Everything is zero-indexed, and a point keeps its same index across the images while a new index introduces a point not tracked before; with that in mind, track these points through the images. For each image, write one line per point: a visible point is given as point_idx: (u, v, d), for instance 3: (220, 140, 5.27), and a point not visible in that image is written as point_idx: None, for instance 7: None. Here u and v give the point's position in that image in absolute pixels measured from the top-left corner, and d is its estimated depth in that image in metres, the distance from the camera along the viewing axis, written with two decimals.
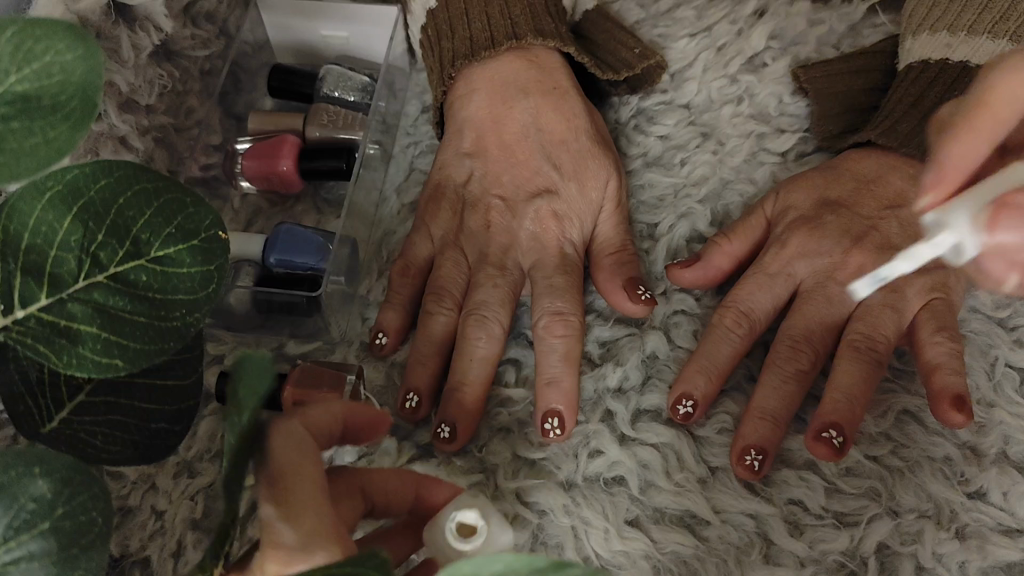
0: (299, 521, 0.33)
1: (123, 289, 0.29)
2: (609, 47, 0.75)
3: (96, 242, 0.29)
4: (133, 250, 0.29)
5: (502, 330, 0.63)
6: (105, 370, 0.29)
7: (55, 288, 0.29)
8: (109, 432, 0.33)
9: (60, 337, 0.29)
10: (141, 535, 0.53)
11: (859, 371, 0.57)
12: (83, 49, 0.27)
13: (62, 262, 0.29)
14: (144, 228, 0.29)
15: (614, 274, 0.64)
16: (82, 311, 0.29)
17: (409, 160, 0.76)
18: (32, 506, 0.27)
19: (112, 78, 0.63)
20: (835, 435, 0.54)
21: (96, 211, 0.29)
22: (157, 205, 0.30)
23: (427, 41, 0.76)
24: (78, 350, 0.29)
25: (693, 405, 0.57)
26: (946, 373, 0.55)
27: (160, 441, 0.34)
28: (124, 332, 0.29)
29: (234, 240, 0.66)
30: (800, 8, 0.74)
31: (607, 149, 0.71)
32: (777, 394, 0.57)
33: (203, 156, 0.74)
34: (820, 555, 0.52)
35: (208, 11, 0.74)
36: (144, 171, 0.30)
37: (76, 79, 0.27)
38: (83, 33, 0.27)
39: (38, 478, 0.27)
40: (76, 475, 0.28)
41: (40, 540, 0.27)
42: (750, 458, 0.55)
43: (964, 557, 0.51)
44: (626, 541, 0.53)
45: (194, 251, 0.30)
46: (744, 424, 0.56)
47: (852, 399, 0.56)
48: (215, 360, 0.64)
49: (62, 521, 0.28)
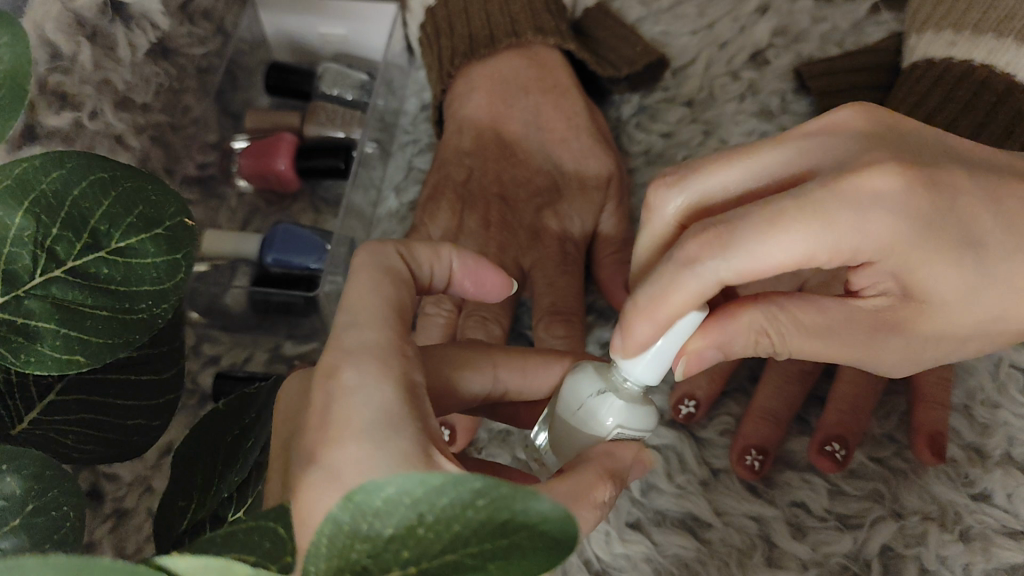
0: (367, 329, 0.34)
1: (83, 282, 0.29)
2: (610, 45, 0.74)
3: (52, 235, 0.28)
4: (92, 241, 0.28)
5: (503, 332, 0.63)
6: (65, 367, 0.28)
7: (11, 287, 0.27)
8: (83, 431, 0.33)
9: (17, 336, 0.27)
10: (136, 538, 0.52)
11: (862, 379, 0.56)
12: (10, 35, 0.26)
13: (17, 257, 0.27)
14: (102, 219, 0.29)
15: (617, 274, 0.65)
16: (41, 307, 0.28)
17: (408, 159, 0.76)
18: (4, 504, 0.26)
19: (109, 76, 0.61)
20: (839, 449, 0.54)
21: (48, 204, 0.28)
22: (115, 195, 0.29)
23: (427, 39, 0.75)
24: (37, 348, 0.28)
25: (695, 405, 0.58)
26: (928, 409, 0.54)
27: (136, 436, 0.35)
28: (87, 326, 0.29)
29: (229, 239, 0.65)
30: (803, 4, 0.73)
31: (609, 147, 0.70)
32: (779, 395, 0.57)
33: (200, 155, 0.73)
34: (822, 558, 0.51)
35: (205, 9, 0.73)
36: (95, 160, 0.29)
37: (5, 67, 0.26)
38: (9, 19, 0.27)
39: (7, 475, 0.26)
40: (47, 470, 0.27)
41: (11, 538, 0.26)
42: (750, 458, 0.55)
43: (969, 559, 0.50)
44: (626, 544, 0.52)
45: (158, 241, 0.30)
46: (744, 424, 0.56)
47: (855, 415, 0.55)
48: (212, 361, 0.64)
49: (34, 517, 0.27)
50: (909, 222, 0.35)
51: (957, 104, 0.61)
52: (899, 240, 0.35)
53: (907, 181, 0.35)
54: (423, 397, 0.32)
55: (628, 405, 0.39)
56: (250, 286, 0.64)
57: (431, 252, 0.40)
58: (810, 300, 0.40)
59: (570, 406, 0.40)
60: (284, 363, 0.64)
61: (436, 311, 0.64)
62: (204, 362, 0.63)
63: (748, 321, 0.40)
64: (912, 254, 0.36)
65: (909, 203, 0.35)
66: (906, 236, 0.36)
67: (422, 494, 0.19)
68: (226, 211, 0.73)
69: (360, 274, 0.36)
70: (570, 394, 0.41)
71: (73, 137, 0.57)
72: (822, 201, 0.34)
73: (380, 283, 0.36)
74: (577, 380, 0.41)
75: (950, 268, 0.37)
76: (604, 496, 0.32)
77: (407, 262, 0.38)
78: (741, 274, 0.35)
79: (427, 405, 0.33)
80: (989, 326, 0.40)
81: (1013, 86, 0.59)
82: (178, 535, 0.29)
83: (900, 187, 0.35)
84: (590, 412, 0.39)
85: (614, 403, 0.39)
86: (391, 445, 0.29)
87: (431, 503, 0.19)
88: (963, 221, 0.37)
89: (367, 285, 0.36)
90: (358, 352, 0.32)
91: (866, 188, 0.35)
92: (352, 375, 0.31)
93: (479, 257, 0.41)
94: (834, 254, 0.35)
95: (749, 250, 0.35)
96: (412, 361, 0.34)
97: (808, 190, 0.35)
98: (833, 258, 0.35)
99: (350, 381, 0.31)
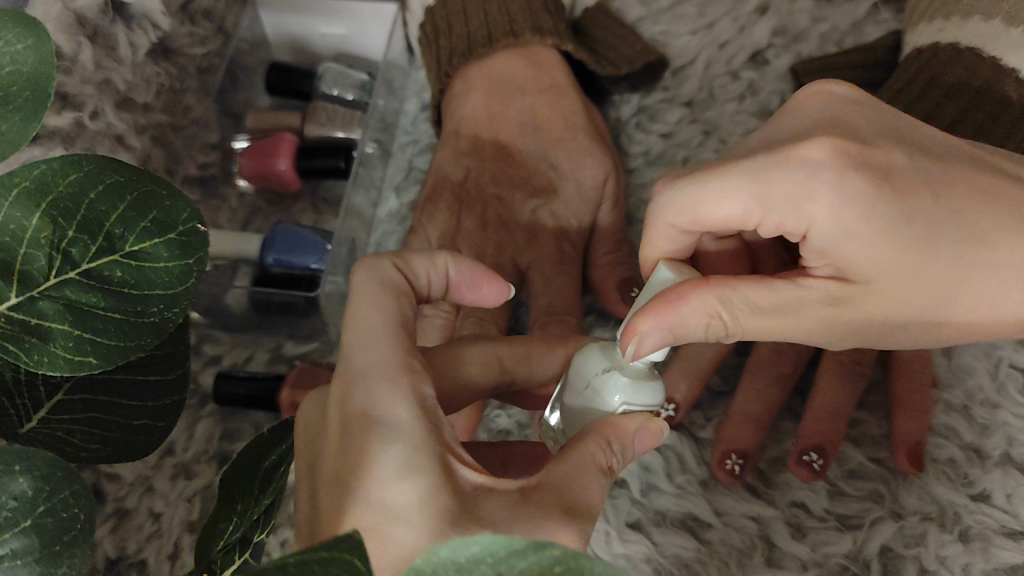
0: (370, 351, 0.34)
1: (97, 285, 0.31)
2: (609, 44, 0.74)
3: (67, 238, 0.30)
4: (107, 244, 0.31)
5: (501, 332, 0.63)
6: (77, 367, 0.30)
7: (27, 288, 0.29)
8: (90, 430, 0.35)
9: (29, 335, 0.29)
10: (137, 538, 0.53)
11: (841, 388, 0.56)
12: (33, 39, 0.29)
13: (33, 258, 0.29)
14: (117, 223, 0.31)
15: (612, 270, 0.65)
16: (53, 310, 0.30)
17: (408, 159, 0.76)
18: (14, 504, 0.28)
19: (110, 76, 0.61)
20: (817, 458, 0.54)
21: (66, 207, 0.30)
22: (130, 199, 0.31)
23: (426, 39, 0.75)
24: (50, 349, 0.30)
25: (675, 409, 0.57)
26: (907, 420, 0.55)
27: (141, 436, 0.37)
28: (98, 328, 0.31)
29: (230, 239, 0.65)
30: (803, 4, 0.72)
31: (606, 146, 0.70)
32: (760, 399, 0.57)
33: (201, 155, 0.74)
34: (822, 558, 0.51)
35: (206, 9, 0.73)
36: (115, 165, 0.31)
37: (27, 68, 0.29)
38: (30, 21, 0.29)
39: (19, 476, 0.28)
40: (55, 471, 0.29)
41: (23, 538, 0.28)
42: (731, 463, 0.55)
43: (968, 559, 0.50)
44: (626, 543, 0.52)
45: (171, 244, 0.32)
46: (728, 428, 0.56)
47: (834, 421, 0.56)
48: (213, 361, 0.64)
49: (44, 518, 0.28)
50: (845, 196, 0.37)
51: (940, 92, 0.62)
52: (835, 210, 0.37)
53: (846, 160, 0.37)
54: (439, 410, 0.34)
55: (633, 383, 0.39)
56: (251, 286, 0.64)
57: (426, 262, 0.40)
58: (766, 282, 0.40)
59: (577, 386, 0.40)
60: (286, 363, 0.64)
61: (434, 311, 0.63)
62: (205, 363, 0.63)
63: (705, 298, 0.39)
64: (853, 231, 0.37)
65: (846, 179, 0.37)
66: (843, 205, 0.37)
67: (503, 555, 0.21)
68: (227, 210, 0.73)
69: (361, 290, 0.37)
70: (578, 372, 0.41)
71: (74, 138, 0.57)
72: (760, 168, 0.38)
73: (378, 301, 0.36)
74: (585, 358, 0.41)
75: (898, 249, 0.37)
76: (606, 461, 0.33)
77: (405, 274, 0.39)
78: (684, 216, 0.40)
79: (442, 419, 0.34)
80: (937, 314, 0.40)
81: (997, 71, 0.58)
82: (214, 554, 0.31)
83: (837, 159, 0.37)
84: (596, 393, 0.39)
85: (617, 382, 0.39)
86: (421, 481, 0.30)
87: (511, 564, 0.20)
88: (913, 202, 0.38)
89: (369, 305, 0.36)
90: (363, 375, 0.33)
91: (802, 156, 0.38)
92: (357, 397, 0.33)
93: (475, 265, 0.41)
94: (770, 218, 0.38)
95: (689, 195, 0.40)
96: (421, 376, 0.34)
97: (749, 160, 0.39)
98: (766, 221, 0.38)
99: (362, 410, 0.32)
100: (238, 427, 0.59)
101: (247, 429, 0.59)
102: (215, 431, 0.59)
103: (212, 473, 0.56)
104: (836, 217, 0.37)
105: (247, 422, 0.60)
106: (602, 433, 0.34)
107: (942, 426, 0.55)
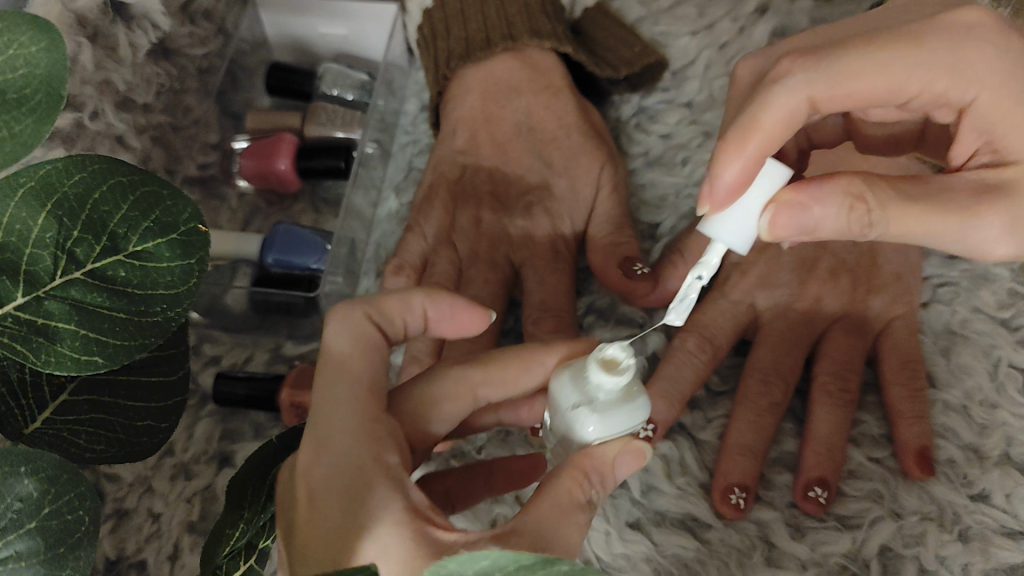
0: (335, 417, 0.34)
1: (102, 285, 0.31)
2: (609, 46, 0.74)
3: (72, 237, 0.30)
4: (110, 245, 0.31)
5: (492, 326, 0.63)
6: (84, 367, 0.31)
7: (32, 287, 0.29)
8: (93, 430, 0.36)
9: (37, 335, 0.30)
10: (137, 538, 0.53)
11: (834, 418, 0.55)
12: (47, 41, 0.29)
13: (38, 258, 0.30)
14: (121, 223, 0.31)
15: (610, 257, 0.64)
16: (60, 308, 0.30)
17: (408, 159, 0.76)
18: (19, 506, 0.29)
19: (110, 76, 0.62)
20: (822, 492, 0.53)
21: (70, 207, 0.30)
22: (133, 199, 0.32)
23: (423, 41, 0.75)
24: (57, 349, 0.30)
25: (653, 429, 0.55)
26: (908, 424, 0.55)
27: (144, 437, 0.37)
28: (104, 329, 0.31)
29: (230, 240, 0.65)
30: (803, 5, 0.72)
31: (602, 144, 0.70)
32: (753, 428, 0.56)
33: (201, 155, 0.74)
34: (822, 558, 0.51)
35: (206, 9, 0.73)
36: (119, 165, 0.32)
37: (42, 71, 0.29)
38: (46, 25, 0.29)
39: (25, 478, 0.29)
40: (63, 474, 0.30)
41: (28, 540, 0.29)
42: (734, 497, 0.53)
43: (968, 560, 0.50)
44: (627, 543, 0.52)
45: (173, 244, 0.33)
46: (722, 463, 0.55)
47: (828, 444, 0.55)
48: (213, 361, 0.64)
49: (48, 520, 0.29)
50: (996, 56, 0.40)
51: None
52: (998, 75, 0.40)
53: (998, 27, 0.41)
54: (405, 475, 0.34)
55: (603, 417, 0.37)
56: (251, 286, 0.64)
57: (400, 305, 0.39)
58: (919, 181, 0.40)
59: (556, 414, 0.39)
60: (286, 363, 0.64)
61: None
62: (205, 363, 0.63)
63: (845, 183, 0.37)
64: (1009, 98, 0.40)
65: (999, 41, 0.40)
66: (1003, 73, 0.40)
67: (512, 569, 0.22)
68: (226, 210, 0.73)
69: (326, 348, 0.36)
70: (556, 399, 0.39)
71: (74, 138, 0.57)
72: (918, 34, 0.40)
73: (343, 361, 0.36)
74: (558, 386, 0.39)
75: None
76: (584, 497, 0.34)
77: (375, 322, 0.38)
78: (835, 94, 0.39)
79: (412, 483, 0.34)
80: None
81: None
82: (220, 559, 0.33)
83: (989, 22, 0.41)
84: (569, 425, 0.38)
85: (587, 417, 0.37)
86: (393, 555, 0.30)
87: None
88: None
89: (332, 368, 0.36)
90: (327, 444, 0.33)
91: (958, 23, 0.40)
92: (324, 467, 0.33)
93: (453, 300, 0.40)
94: (933, 88, 0.40)
95: (839, 71, 0.39)
96: (385, 440, 0.34)
97: (904, 32, 0.40)
98: (925, 92, 0.40)
99: (329, 483, 0.32)
100: (237, 427, 0.59)
101: (246, 429, 0.59)
102: (214, 431, 0.59)
103: (211, 474, 0.56)
104: (1000, 85, 0.40)
105: (246, 422, 0.60)
106: (578, 467, 0.34)
107: (941, 426, 0.55)
